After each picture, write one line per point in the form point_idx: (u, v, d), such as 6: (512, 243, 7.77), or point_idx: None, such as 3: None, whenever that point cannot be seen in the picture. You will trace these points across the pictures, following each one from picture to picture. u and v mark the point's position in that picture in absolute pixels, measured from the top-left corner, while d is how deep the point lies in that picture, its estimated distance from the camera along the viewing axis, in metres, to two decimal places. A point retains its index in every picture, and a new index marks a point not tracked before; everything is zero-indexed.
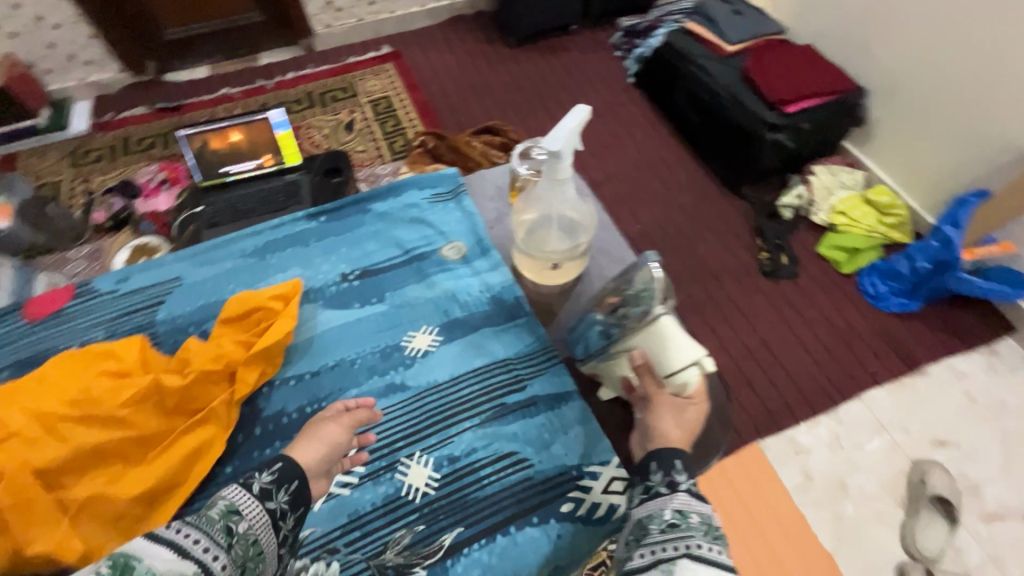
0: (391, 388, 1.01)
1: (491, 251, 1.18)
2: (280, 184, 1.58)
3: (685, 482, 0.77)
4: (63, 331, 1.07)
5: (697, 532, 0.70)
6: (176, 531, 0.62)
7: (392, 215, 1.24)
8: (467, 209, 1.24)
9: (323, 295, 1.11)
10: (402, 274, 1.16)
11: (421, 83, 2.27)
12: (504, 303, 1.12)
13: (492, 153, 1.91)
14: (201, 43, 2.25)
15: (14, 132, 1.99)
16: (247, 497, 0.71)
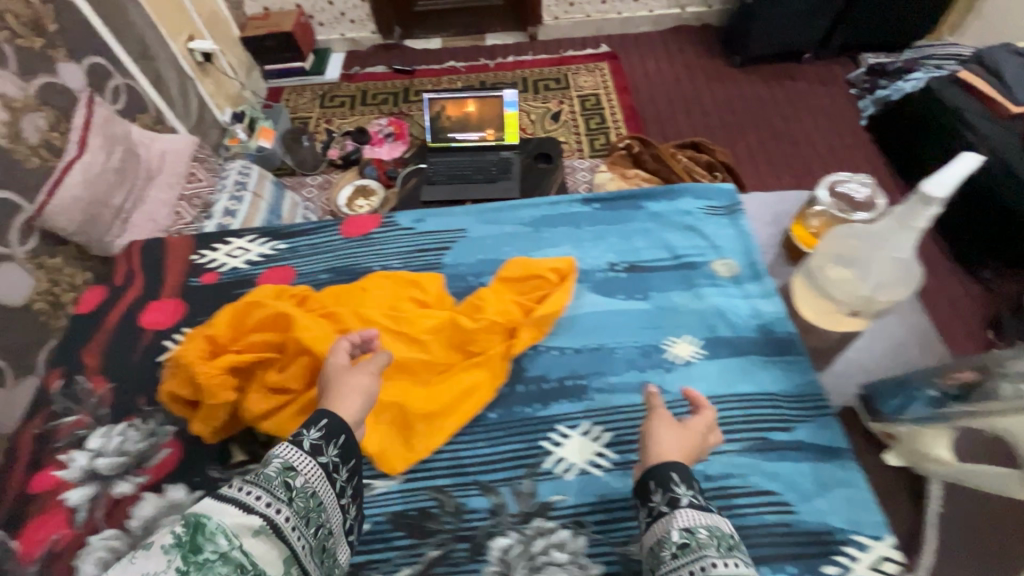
0: (647, 388, 0.85)
1: (764, 277, 0.97)
2: (495, 158, 1.67)
3: (688, 493, 0.64)
4: (366, 253, 1.05)
5: (716, 550, 0.57)
6: (240, 491, 0.58)
7: (664, 215, 1.07)
8: (742, 227, 1.03)
9: (590, 279, 0.98)
10: (668, 278, 0.98)
11: (633, 87, 2.26)
12: (775, 335, 0.90)
13: (695, 170, 1.84)
14: (442, 17, 2.45)
15: (286, 70, 2.35)
16: (298, 453, 0.64)
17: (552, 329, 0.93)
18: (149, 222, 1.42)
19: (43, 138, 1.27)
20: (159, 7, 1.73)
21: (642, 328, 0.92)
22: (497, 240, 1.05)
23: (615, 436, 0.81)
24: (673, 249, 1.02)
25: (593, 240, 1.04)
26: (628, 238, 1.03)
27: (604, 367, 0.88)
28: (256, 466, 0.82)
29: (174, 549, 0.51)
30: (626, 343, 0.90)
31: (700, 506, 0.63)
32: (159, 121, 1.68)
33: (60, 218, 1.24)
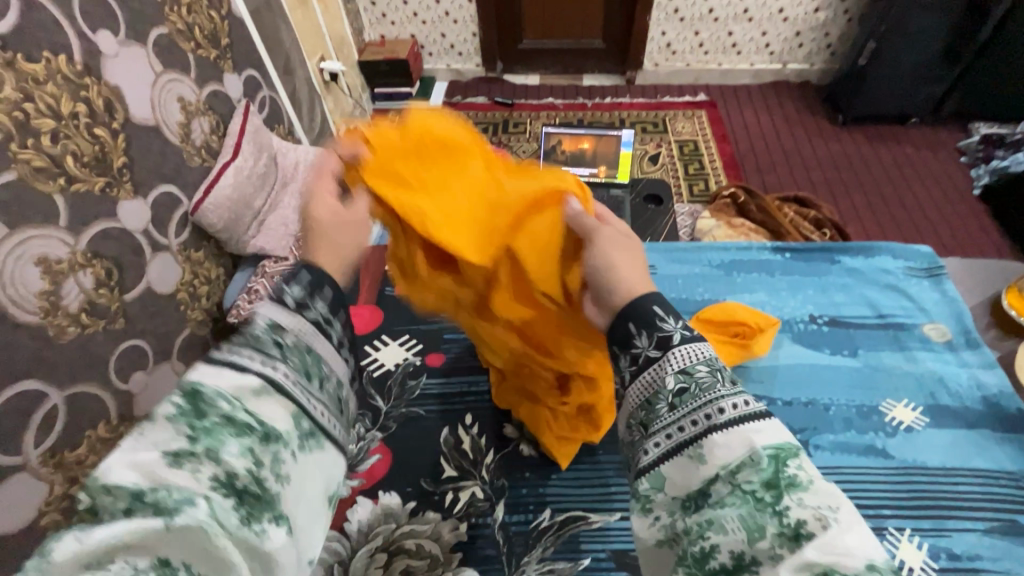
0: (870, 450, 0.87)
1: (980, 346, 1.00)
2: (605, 196, 1.68)
3: (657, 338, 0.54)
4: None
5: (723, 386, 0.50)
6: (231, 355, 0.50)
7: (865, 272, 1.11)
8: (946, 292, 1.08)
9: (792, 329, 1.02)
10: (875, 337, 1.02)
11: (732, 136, 2.28)
12: (1003, 412, 0.92)
13: (803, 225, 1.81)
14: (545, 56, 2.54)
15: (394, 94, 2.46)
16: (326, 359, 0.55)
17: (761, 379, 0.95)
18: (282, 226, 1.49)
19: (206, 140, 1.35)
20: (302, 29, 1.86)
21: (855, 386, 0.95)
22: (689, 282, 1.11)
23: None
24: (879, 308, 1.05)
25: (790, 292, 1.09)
26: (827, 294, 1.08)
27: (828, 424, 0.90)
28: (473, 485, 0.89)
29: (181, 419, 0.45)
30: (840, 401, 0.93)
31: (691, 338, 0.54)
32: (290, 132, 1.78)
33: (212, 215, 1.32)
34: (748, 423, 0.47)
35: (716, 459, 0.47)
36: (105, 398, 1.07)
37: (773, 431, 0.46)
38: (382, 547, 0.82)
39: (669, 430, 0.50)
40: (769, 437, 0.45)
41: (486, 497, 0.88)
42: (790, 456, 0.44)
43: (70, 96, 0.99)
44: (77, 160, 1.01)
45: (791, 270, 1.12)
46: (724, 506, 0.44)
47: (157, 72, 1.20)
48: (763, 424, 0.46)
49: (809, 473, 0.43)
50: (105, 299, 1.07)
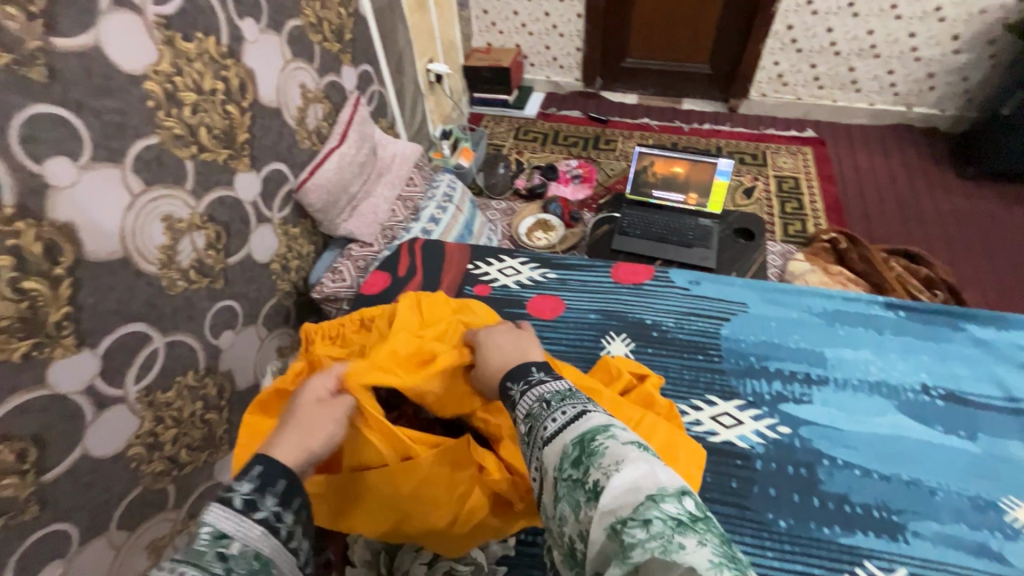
0: (983, 550, 0.76)
1: None
2: (693, 224, 1.63)
3: (524, 387, 0.62)
4: (640, 302, 1.11)
5: (548, 411, 0.56)
6: (165, 574, 0.49)
7: (995, 346, 0.99)
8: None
9: (900, 396, 0.93)
10: (1003, 422, 0.90)
11: (840, 178, 2.12)
12: None
13: (911, 283, 1.64)
14: (646, 75, 2.50)
15: (491, 100, 2.52)
16: (228, 512, 0.55)
17: (856, 445, 0.87)
18: (372, 214, 1.56)
19: (318, 126, 1.45)
20: (417, 31, 1.96)
21: (970, 474, 0.84)
22: (784, 326, 1.04)
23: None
24: (1010, 390, 0.93)
25: (902, 355, 0.98)
26: (947, 363, 0.97)
27: (932, 510, 0.80)
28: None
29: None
30: (950, 487, 0.82)
31: (534, 388, 0.61)
32: (391, 126, 1.86)
33: (313, 195, 1.41)
34: (568, 430, 0.52)
35: (552, 463, 0.51)
36: (197, 350, 1.16)
37: (583, 425, 0.51)
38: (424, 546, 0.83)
39: (533, 464, 0.55)
40: (579, 432, 0.51)
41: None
42: (597, 434, 0.49)
43: (212, 74, 1.09)
44: (209, 132, 1.11)
45: (905, 332, 1.02)
46: (560, 503, 0.48)
47: (286, 60, 1.30)
48: (581, 423, 0.52)
49: (612, 441, 0.48)
50: (211, 260, 1.16)
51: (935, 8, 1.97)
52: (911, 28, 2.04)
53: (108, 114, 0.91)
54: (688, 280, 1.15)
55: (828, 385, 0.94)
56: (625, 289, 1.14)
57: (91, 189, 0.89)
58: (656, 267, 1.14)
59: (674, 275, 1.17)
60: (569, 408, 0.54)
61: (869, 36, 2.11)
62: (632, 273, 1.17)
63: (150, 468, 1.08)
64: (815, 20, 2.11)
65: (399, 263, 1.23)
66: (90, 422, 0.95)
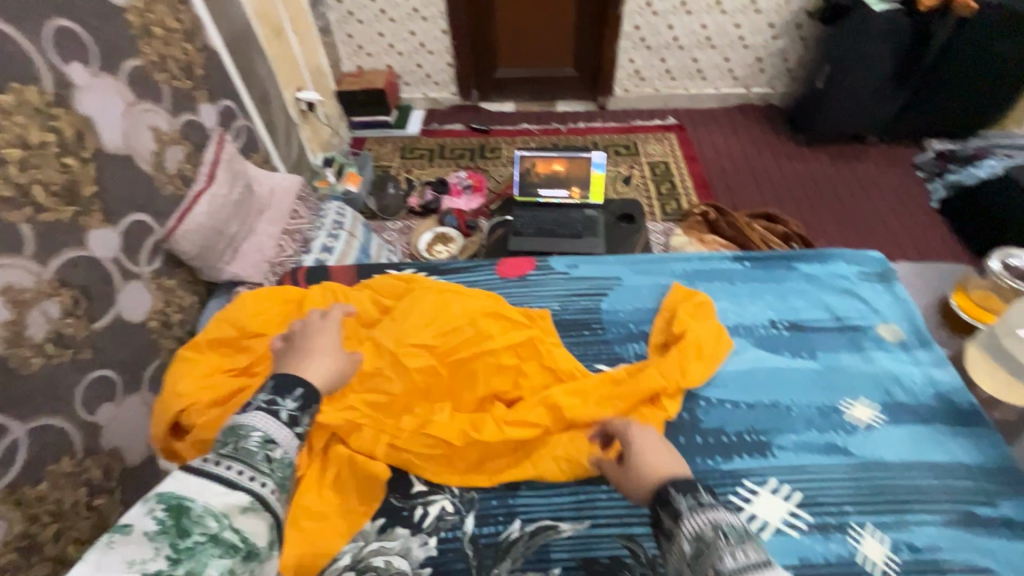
0: (831, 449, 0.89)
1: (932, 345, 1.03)
2: (580, 216, 1.74)
3: (689, 502, 0.64)
4: (524, 293, 1.14)
5: (726, 541, 0.58)
6: (223, 468, 0.62)
7: (820, 277, 1.15)
8: (898, 294, 1.12)
9: (753, 333, 1.05)
10: (834, 339, 1.04)
11: (701, 156, 2.36)
12: (955, 406, 0.95)
13: (771, 240, 1.86)
14: (519, 83, 2.62)
15: (372, 123, 2.50)
16: (275, 423, 0.68)
17: (724, 383, 0.97)
18: (257, 252, 1.48)
19: (180, 169, 1.36)
20: (278, 60, 1.90)
21: (815, 388, 0.97)
22: (655, 291, 1.13)
23: (805, 495, 0.84)
24: (835, 311, 1.08)
25: (752, 298, 1.11)
26: (787, 298, 1.11)
27: (788, 424, 0.92)
28: (442, 499, 0.88)
29: (162, 536, 0.54)
30: (801, 402, 0.95)
31: (703, 508, 0.63)
32: (267, 161, 1.79)
33: (186, 242, 1.31)
34: (748, 574, 0.54)
35: None
36: (71, 430, 1.04)
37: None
38: (349, 565, 0.80)
39: None
40: None
41: (455, 510, 0.87)
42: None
43: (39, 126, 0.99)
44: (46, 189, 1.00)
45: (751, 278, 1.15)
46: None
47: (130, 102, 1.21)
48: (763, 574, 0.54)
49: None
50: (72, 328, 1.05)
51: (751, 2, 2.27)
52: (735, 20, 2.33)
53: None
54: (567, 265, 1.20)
55: None
56: (511, 283, 1.16)
57: None
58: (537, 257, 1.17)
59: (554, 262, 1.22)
60: (750, 551, 0.57)
61: (703, 29, 2.37)
62: (517, 267, 1.19)
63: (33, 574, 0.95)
64: (657, 19, 2.34)
65: None
66: None
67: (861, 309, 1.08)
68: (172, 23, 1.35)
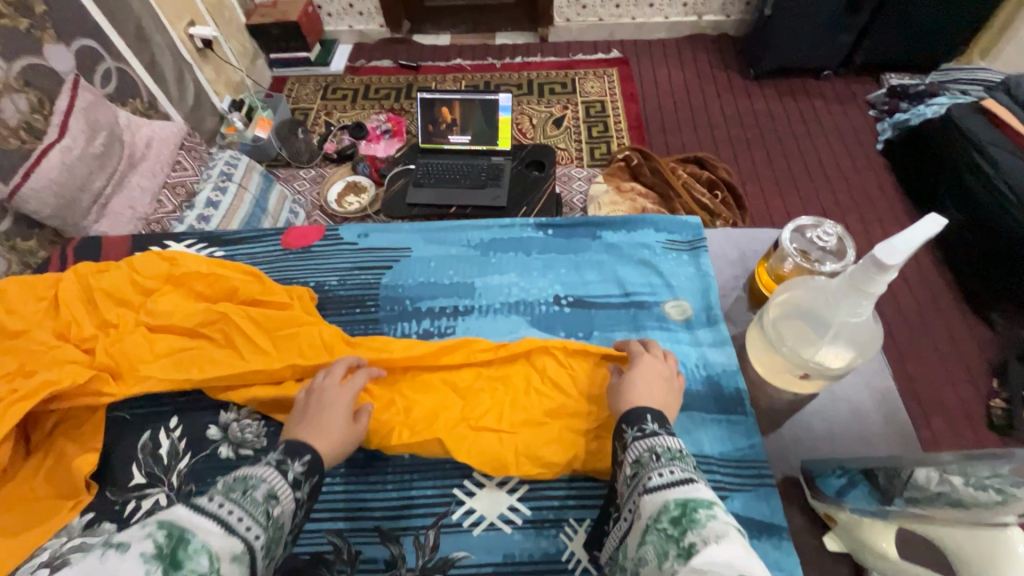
0: None
1: (720, 323, 0.88)
2: (486, 164, 1.64)
3: (635, 430, 0.63)
4: (302, 267, 0.99)
5: (657, 463, 0.57)
6: (216, 505, 0.50)
7: (621, 248, 1.00)
8: (702, 266, 0.96)
9: (531, 311, 0.92)
10: (613, 317, 0.91)
11: (640, 95, 2.19)
12: (721, 391, 0.82)
13: (694, 187, 1.75)
14: (452, 13, 2.40)
15: (292, 61, 2.32)
16: (282, 480, 0.57)
17: None
18: (128, 209, 1.39)
19: (25, 120, 1.26)
20: None
21: None
22: (442, 264, 0.99)
23: (532, 486, 0.75)
24: (625, 286, 0.95)
25: (541, 271, 0.98)
26: (578, 272, 0.97)
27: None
28: (158, 492, 0.73)
29: (155, 560, 0.41)
30: None
31: (644, 437, 0.61)
32: (152, 106, 1.67)
33: (35, 202, 1.23)
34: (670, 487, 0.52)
35: (647, 509, 0.52)
36: None
37: (688, 493, 0.51)
38: (42, 562, 0.64)
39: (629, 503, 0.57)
40: (682, 493, 0.51)
41: (168, 504, 0.72)
42: (699, 506, 0.48)
43: None
44: None
45: (547, 249, 1.01)
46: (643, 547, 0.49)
47: None
48: (685, 488, 0.52)
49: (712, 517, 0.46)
50: None
51: None
52: None
53: None
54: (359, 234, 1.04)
55: (471, 314, 0.91)
56: (294, 255, 1.01)
57: None
58: (319, 226, 1.02)
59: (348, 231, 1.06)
60: (677, 470, 0.54)
61: None
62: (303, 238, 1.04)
63: None
64: None
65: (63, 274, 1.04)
66: None
67: (651, 284, 0.94)
68: None
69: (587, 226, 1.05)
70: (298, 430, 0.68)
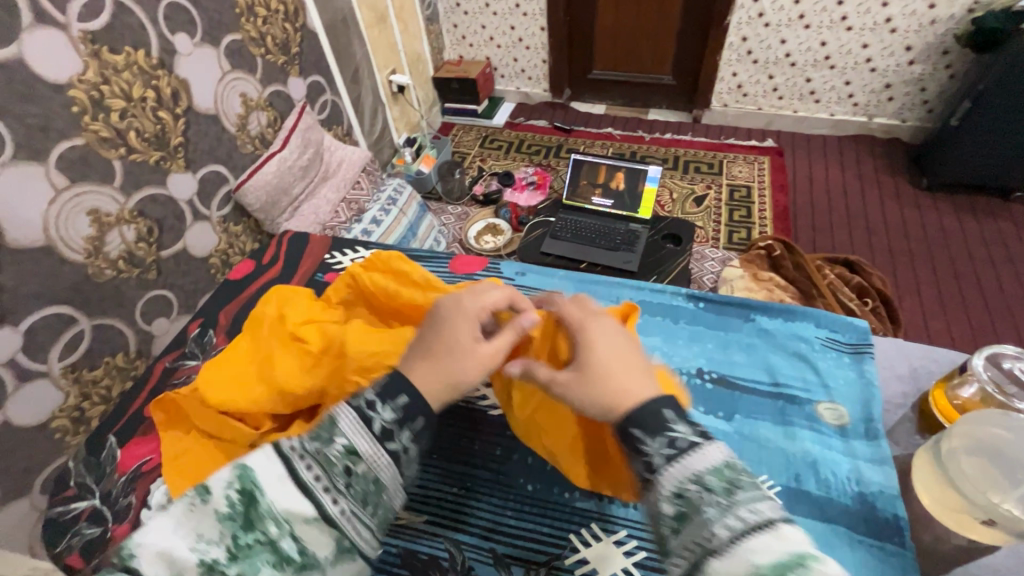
0: None
1: (877, 441, 0.82)
2: (623, 229, 1.68)
3: (663, 446, 0.52)
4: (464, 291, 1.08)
5: (716, 506, 0.47)
6: (301, 466, 0.56)
7: (777, 336, 0.98)
8: (867, 373, 0.91)
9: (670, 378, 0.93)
10: (759, 404, 0.89)
11: (791, 187, 2.13)
12: (868, 515, 0.74)
13: (842, 290, 1.62)
14: (612, 87, 2.56)
15: (462, 110, 2.61)
16: (364, 433, 0.56)
17: None
18: (312, 215, 1.63)
19: (261, 132, 1.56)
20: (377, 45, 2.06)
21: None
22: None
23: (648, 557, 0.75)
24: (776, 376, 0.92)
25: (687, 342, 0.99)
26: (726, 350, 0.97)
27: None
28: None
29: (229, 521, 0.54)
30: None
31: (678, 454, 0.51)
32: (348, 133, 1.97)
33: (251, 196, 1.50)
34: (750, 540, 0.45)
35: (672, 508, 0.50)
36: (128, 334, 1.27)
37: (780, 549, 0.44)
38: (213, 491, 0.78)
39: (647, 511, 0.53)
40: (757, 538, 0.45)
41: None
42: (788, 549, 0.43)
43: (142, 84, 1.20)
44: (140, 136, 1.22)
45: (695, 321, 1.03)
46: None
47: (225, 71, 1.42)
48: (753, 507, 0.47)
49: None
50: (142, 252, 1.27)
51: (885, 20, 1.99)
52: (863, 39, 2.06)
53: (29, 118, 1.01)
54: (516, 272, 1.13)
55: None
56: (457, 278, 1.11)
57: (12, 183, 0.99)
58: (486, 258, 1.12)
59: (509, 266, 1.16)
60: (744, 511, 0.46)
61: (822, 47, 2.13)
62: (469, 265, 1.15)
63: (75, 441, 1.18)
64: (768, 31, 2.14)
65: (267, 253, 1.24)
66: (11, 394, 1.05)
67: (805, 379, 0.90)
68: (275, 6, 1.54)
69: (742, 307, 1.04)
70: (412, 366, 0.62)
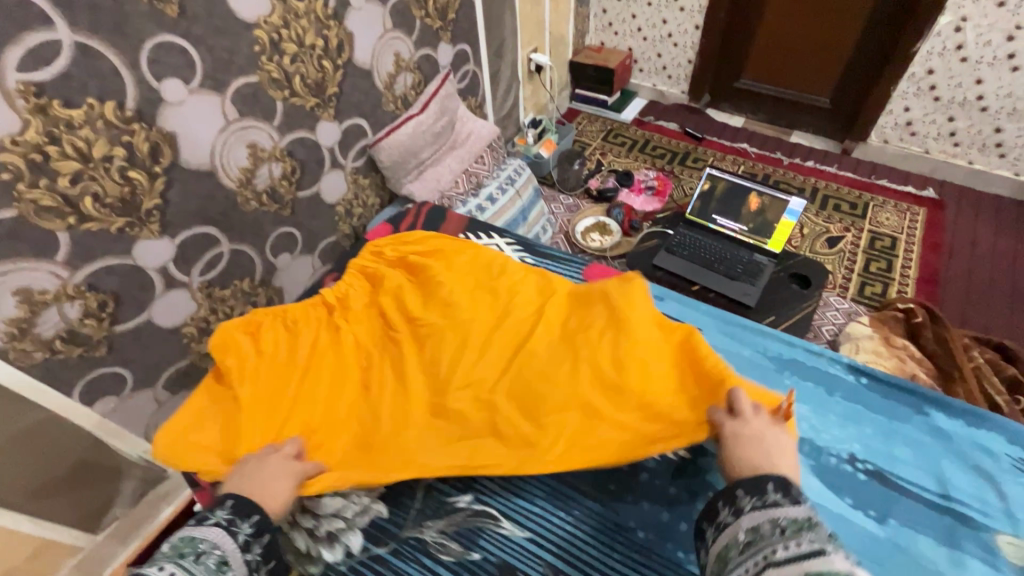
0: None
1: None
2: (746, 258, 1.55)
3: (769, 495, 0.68)
4: None
5: (780, 539, 0.63)
6: (163, 568, 0.66)
7: (953, 440, 1.01)
8: None
9: (825, 461, 0.97)
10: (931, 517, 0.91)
11: (949, 248, 1.88)
12: None
13: (990, 380, 1.40)
14: (760, 99, 2.35)
15: (591, 98, 2.53)
16: (219, 541, 0.71)
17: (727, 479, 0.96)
18: (435, 181, 1.66)
19: (405, 93, 1.60)
20: (525, 21, 2.03)
21: (866, 552, 0.86)
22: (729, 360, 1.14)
23: None
24: (947, 488, 0.95)
25: (843, 422, 1.03)
26: (890, 443, 1.00)
27: None
28: None
29: None
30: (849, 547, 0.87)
31: (764, 507, 0.67)
32: (480, 106, 1.96)
33: (384, 153, 1.54)
34: (801, 563, 0.59)
35: None
36: (256, 262, 1.36)
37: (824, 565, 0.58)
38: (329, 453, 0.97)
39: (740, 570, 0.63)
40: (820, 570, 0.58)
41: None
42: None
43: (314, 32, 1.25)
44: (303, 80, 1.28)
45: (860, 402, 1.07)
46: None
47: (386, 29, 1.45)
48: (814, 558, 0.59)
49: None
50: (283, 189, 1.35)
51: None
52: None
53: (219, 50, 1.09)
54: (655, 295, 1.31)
55: None
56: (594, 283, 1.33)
57: (194, 109, 1.08)
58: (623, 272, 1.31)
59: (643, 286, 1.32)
60: (805, 543, 0.61)
61: None
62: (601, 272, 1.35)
63: (197, 348, 1.30)
64: (963, 67, 1.88)
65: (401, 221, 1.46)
66: (158, 296, 1.17)
67: (984, 505, 0.92)
68: None
69: (916, 397, 1.08)
70: None
